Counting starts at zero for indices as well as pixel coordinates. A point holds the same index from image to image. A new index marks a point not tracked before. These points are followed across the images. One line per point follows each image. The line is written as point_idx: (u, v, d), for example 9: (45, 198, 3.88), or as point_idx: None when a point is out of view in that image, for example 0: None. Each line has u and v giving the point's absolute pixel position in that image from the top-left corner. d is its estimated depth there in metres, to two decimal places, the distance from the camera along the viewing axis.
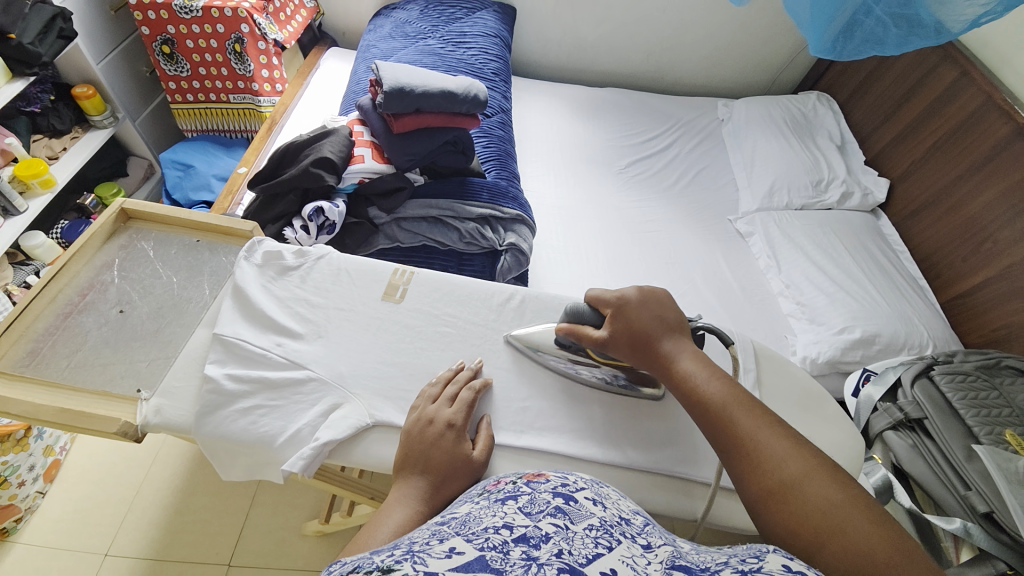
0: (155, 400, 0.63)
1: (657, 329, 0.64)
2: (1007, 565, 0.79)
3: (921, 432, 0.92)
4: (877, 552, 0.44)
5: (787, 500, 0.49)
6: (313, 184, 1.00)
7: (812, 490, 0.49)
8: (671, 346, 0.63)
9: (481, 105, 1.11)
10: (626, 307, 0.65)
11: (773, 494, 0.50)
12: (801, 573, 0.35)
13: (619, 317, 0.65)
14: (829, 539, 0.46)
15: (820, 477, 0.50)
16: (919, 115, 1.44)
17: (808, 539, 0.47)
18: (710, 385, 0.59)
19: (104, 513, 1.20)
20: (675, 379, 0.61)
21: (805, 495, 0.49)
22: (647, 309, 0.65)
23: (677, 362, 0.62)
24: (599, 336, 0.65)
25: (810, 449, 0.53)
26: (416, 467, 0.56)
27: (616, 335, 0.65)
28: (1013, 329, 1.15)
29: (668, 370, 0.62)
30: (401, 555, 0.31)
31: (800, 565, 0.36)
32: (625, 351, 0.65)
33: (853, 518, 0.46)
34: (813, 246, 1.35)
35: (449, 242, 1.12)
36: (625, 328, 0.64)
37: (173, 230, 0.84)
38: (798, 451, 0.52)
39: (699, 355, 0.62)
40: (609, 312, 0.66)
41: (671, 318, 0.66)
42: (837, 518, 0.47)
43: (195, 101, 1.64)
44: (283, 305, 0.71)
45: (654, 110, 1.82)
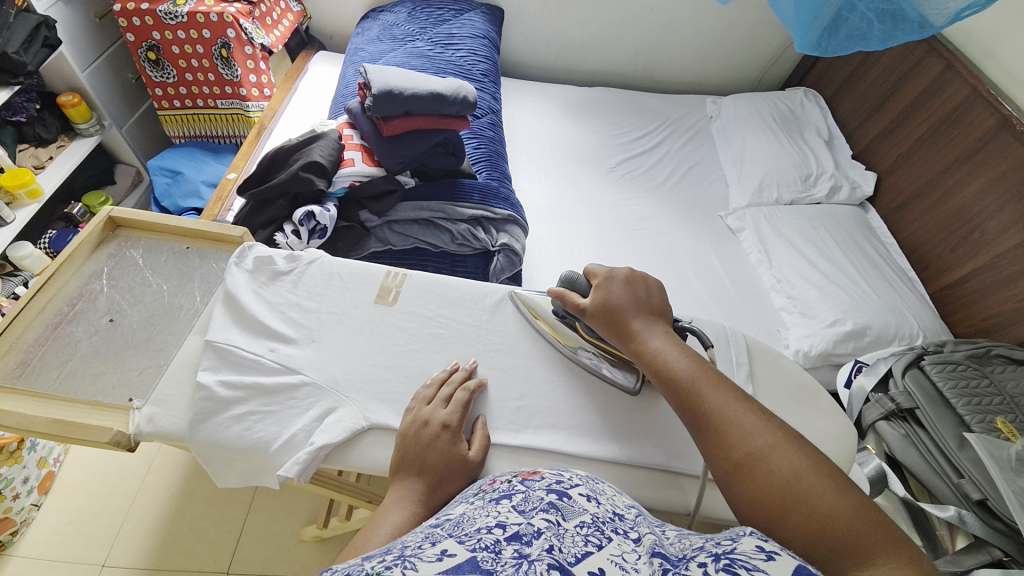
0: (147, 409, 0.62)
1: (635, 306, 0.67)
2: (1003, 552, 0.80)
3: (913, 422, 0.93)
4: (841, 521, 0.45)
5: (753, 473, 0.50)
6: (303, 188, 1.00)
7: (776, 462, 0.49)
8: (646, 324, 0.65)
9: (471, 106, 1.11)
10: (612, 280, 0.68)
11: (740, 467, 0.51)
12: (773, 552, 0.35)
13: (605, 289, 0.68)
14: (795, 510, 0.46)
15: (785, 449, 0.50)
16: (905, 109, 1.45)
17: (774, 511, 0.47)
18: (679, 361, 0.60)
19: (100, 524, 1.18)
20: (645, 354, 0.62)
21: (772, 468, 0.49)
22: (631, 288, 0.68)
23: (650, 339, 0.63)
24: (582, 304, 0.68)
25: (774, 421, 0.53)
26: (413, 469, 0.56)
27: (597, 305, 0.67)
28: (1001, 318, 1.17)
29: (640, 345, 0.63)
30: (392, 560, 0.31)
31: (774, 546, 0.36)
32: (601, 323, 0.67)
33: (816, 487, 0.47)
34: (803, 240, 1.36)
35: (441, 244, 1.12)
36: (605, 301, 0.67)
37: (163, 237, 0.83)
38: (764, 424, 0.53)
39: (671, 335, 0.64)
40: (596, 282, 0.69)
41: (653, 300, 0.68)
42: (801, 489, 0.47)
43: (182, 107, 1.63)
44: (275, 310, 0.70)
45: (644, 108, 1.83)
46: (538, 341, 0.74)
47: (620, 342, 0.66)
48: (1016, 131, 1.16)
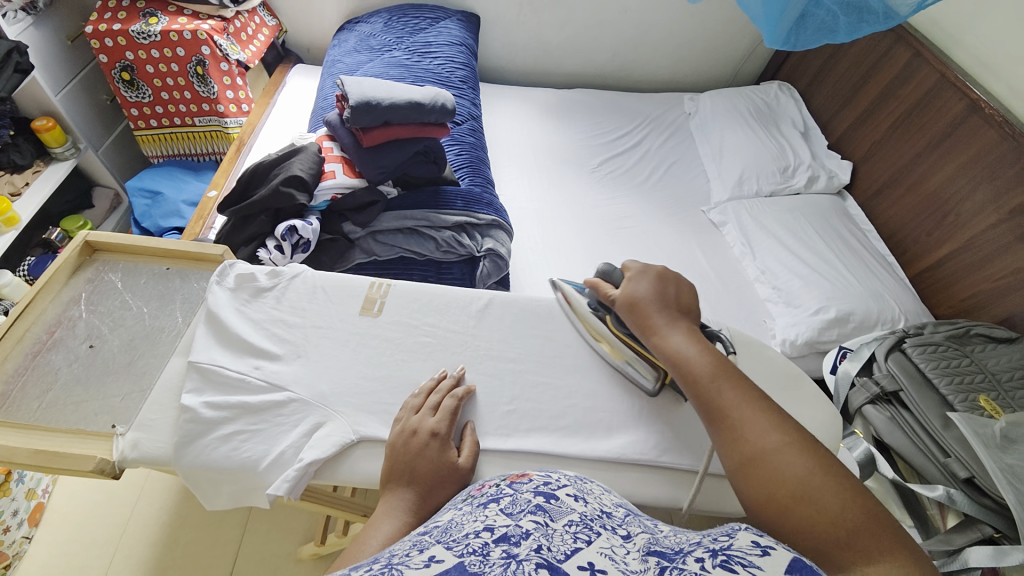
0: (132, 434, 0.61)
1: (663, 302, 0.68)
2: (993, 528, 0.80)
3: (898, 404, 0.95)
4: (845, 523, 0.45)
5: (761, 470, 0.51)
6: (285, 204, 1.00)
7: (786, 461, 0.50)
8: (672, 319, 0.67)
9: (450, 114, 1.11)
10: (645, 273, 0.71)
11: (750, 462, 0.52)
12: (768, 547, 0.34)
13: (635, 282, 0.71)
14: (799, 505, 0.47)
15: (798, 450, 0.51)
16: (876, 97, 1.49)
17: (780, 507, 0.48)
18: (700, 357, 0.62)
19: (91, 553, 1.16)
20: (667, 349, 0.64)
21: (778, 466, 0.50)
22: (662, 283, 0.70)
23: (674, 334, 0.65)
24: (613, 295, 0.71)
25: (788, 422, 0.54)
26: (403, 479, 0.56)
27: (627, 296, 0.70)
28: (980, 297, 1.20)
29: (661, 339, 0.65)
30: (380, 568, 0.31)
31: (769, 540, 0.35)
32: (628, 315, 0.69)
33: (824, 488, 0.47)
34: (783, 231, 1.38)
35: (426, 252, 1.12)
36: (634, 293, 0.69)
37: (142, 259, 0.82)
38: (778, 425, 0.54)
39: (694, 332, 0.65)
40: (630, 274, 0.72)
41: (682, 299, 0.70)
42: (809, 487, 0.48)
43: (159, 126, 1.61)
44: (259, 327, 0.70)
45: (623, 108, 1.85)
46: (526, 345, 0.74)
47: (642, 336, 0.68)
48: (986, 114, 1.19)
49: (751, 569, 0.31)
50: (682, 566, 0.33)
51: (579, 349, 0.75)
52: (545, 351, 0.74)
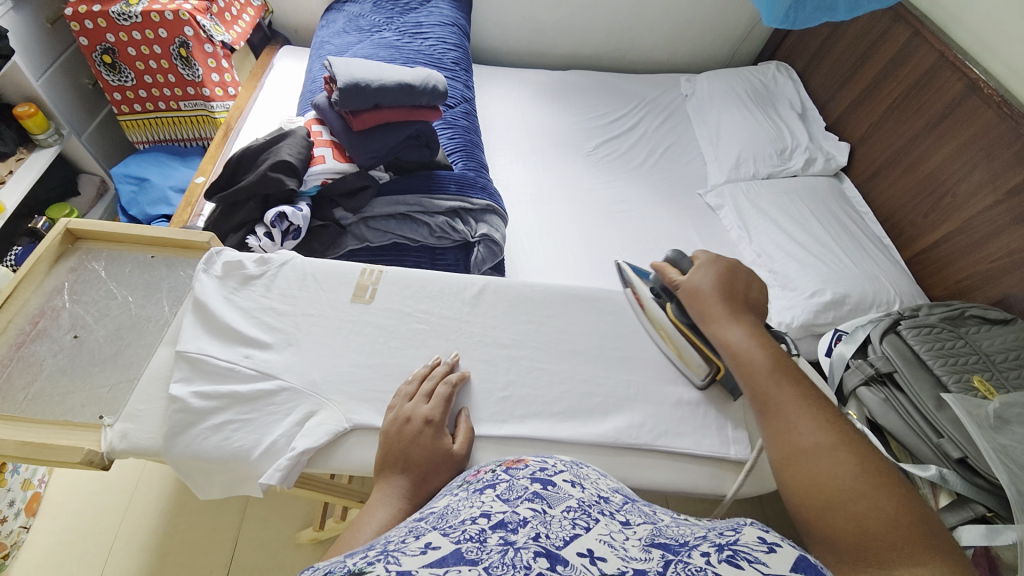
0: (121, 425, 0.60)
1: (729, 294, 0.67)
2: (985, 507, 0.80)
3: (892, 385, 0.94)
4: (888, 529, 0.44)
5: (804, 464, 0.51)
6: (274, 189, 0.97)
7: (834, 462, 0.50)
8: (736, 311, 0.66)
9: (441, 95, 1.08)
10: (717, 263, 0.70)
11: (795, 456, 0.52)
12: (774, 544, 0.32)
13: (703, 271, 0.70)
14: (838, 502, 0.48)
15: (846, 453, 0.51)
16: (875, 77, 1.47)
17: (822, 502, 0.48)
18: (759, 350, 0.61)
19: (89, 541, 1.16)
20: (726, 338, 0.63)
21: (823, 463, 0.51)
22: (731, 275, 0.69)
23: (736, 325, 0.64)
24: (678, 280, 0.71)
25: (843, 426, 0.54)
26: (397, 466, 0.55)
27: (692, 283, 0.69)
28: (975, 279, 1.19)
29: (721, 327, 0.64)
30: (374, 556, 0.31)
31: (777, 536, 0.33)
32: (689, 302, 0.69)
33: (870, 493, 0.47)
34: (779, 213, 1.37)
35: (419, 237, 1.10)
36: (699, 283, 0.68)
37: (126, 247, 0.80)
38: (829, 427, 0.54)
39: (757, 326, 0.64)
40: (699, 262, 0.71)
41: (750, 295, 0.69)
42: (855, 489, 0.48)
43: (143, 111, 1.56)
44: (249, 316, 0.69)
45: (619, 90, 1.81)
46: (520, 331, 0.73)
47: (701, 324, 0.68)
48: (984, 94, 1.18)
49: (757, 566, 0.30)
50: (687, 560, 0.31)
51: (575, 334, 0.75)
52: (538, 336, 0.73)
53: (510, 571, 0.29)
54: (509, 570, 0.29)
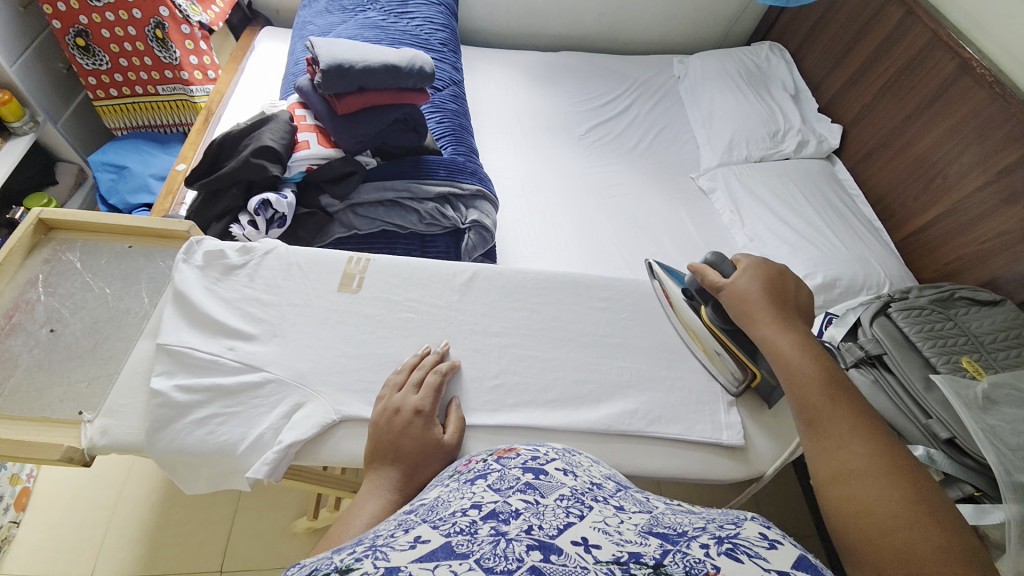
0: (101, 421, 0.59)
1: (777, 299, 0.65)
2: (973, 487, 0.81)
3: (881, 367, 0.95)
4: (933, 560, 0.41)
5: (849, 485, 0.49)
6: (257, 176, 0.94)
7: (881, 486, 0.48)
8: (785, 317, 0.64)
9: (428, 77, 1.05)
10: (762, 267, 0.68)
11: (841, 475, 0.50)
12: (776, 540, 0.31)
13: (749, 274, 0.67)
14: (887, 530, 0.44)
15: (897, 481, 0.48)
16: (868, 57, 1.45)
17: (863, 525, 0.46)
18: (809, 360, 0.59)
19: (81, 535, 1.15)
20: (776, 345, 0.61)
21: (874, 486, 0.48)
22: (777, 280, 0.67)
23: (785, 332, 0.62)
24: (721, 283, 0.68)
25: (898, 455, 0.50)
26: (387, 458, 0.55)
27: (738, 287, 0.67)
28: (963, 261, 1.20)
29: (770, 333, 0.62)
30: (362, 551, 0.30)
31: (778, 532, 0.33)
32: (732, 306, 0.67)
33: (915, 522, 0.44)
34: (772, 197, 1.37)
35: (409, 224, 1.08)
36: (745, 287, 0.66)
37: (102, 237, 0.77)
38: (881, 452, 0.51)
39: (808, 334, 0.62)
40: (743, 265, 0.68)
41: (797, 301, 0.67)
42: (899, 515, 0.45)
43: (120, 96, 1.49)
44: (231, 307, 0.67)
45: (610, 72, 1.78)
46: (511, 319, 0.72)
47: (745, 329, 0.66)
48: (976, 74, 1.16)
49: (757, 561, 0.29)
50: (685, 551, 0.30)
51: (567, 321, 0.74)
52: (530, 324, 0.72)
53: (502, 563, 0.28)
54: (501, 562, 0.28)
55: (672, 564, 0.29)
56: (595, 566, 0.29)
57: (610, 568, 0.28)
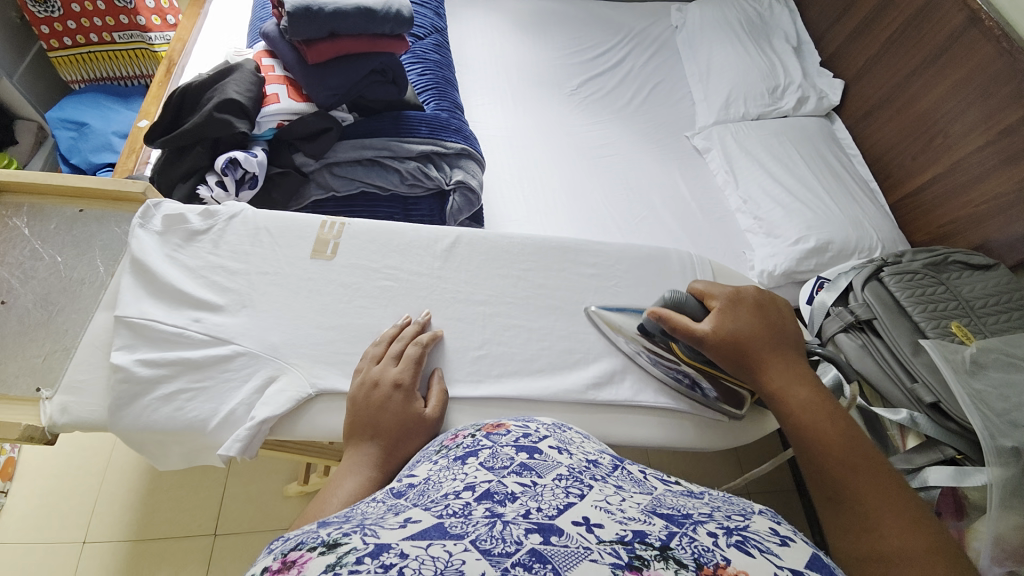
0: (60, 398, 0.56)
1: (770, 341, 0.60)
2: (954, 450, 0.82)
3: (870, 332, 0.94)
4: None
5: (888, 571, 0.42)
6: (223, 133, 0.87)
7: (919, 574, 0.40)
8: (783, 361, 0.59)
9: (407, 23, 0.96)
10: (737, 304, 0.62)
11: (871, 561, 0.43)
12: (788, 537, 0.30)
13: (731, 314, 0.62)
14: None
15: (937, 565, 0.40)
16: (877, 5, 1.36)
17: None
18: (825, 421, 0.54)
19: (69, 505, 1.12)
20: (786, 401, 0.56)
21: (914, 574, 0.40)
22: (760, 313, 0.62)
23: (793, 382, 0.58)
24: (698, 329, 0.60)
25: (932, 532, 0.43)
26: (366, 433, 0.53)
27: (720, 332, 0.60)
28: (957, 224, 1.18)
29: (778, 385, 0.58)
30: (350, 528, 0.28)
31: (788, 528, 0.32)
32: (722, 354, 0.60)
33: None
34: (768, 156, 1.31)
35: (390, 186, 1.01)
36: (733, 326, 0.60)
37: (50, 201, 0.71)
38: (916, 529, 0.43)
39: (818, 382, 0.58)
40: (716, 305, 0.62)
41: (788, 329, 0.63)
42: None
43: (74, 45, 1.36)
44: (195, 275, 0.62)
45: (604, 20, 1.66)
46: (496, 287, 0.69)
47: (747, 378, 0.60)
48: (984, 27, 1.10)
49: (770, 556, 0.28)
50: (692, 536, 0.29)
51: (555, 289, 0.71)
52: (517, 292, 0.69)
53: (500, 546, 0.26)
54: (499, 544, 0.26)
55: (680, 548, 0.27)
56: (598, 546, 0.27)
57: (614, 549, 0.27)
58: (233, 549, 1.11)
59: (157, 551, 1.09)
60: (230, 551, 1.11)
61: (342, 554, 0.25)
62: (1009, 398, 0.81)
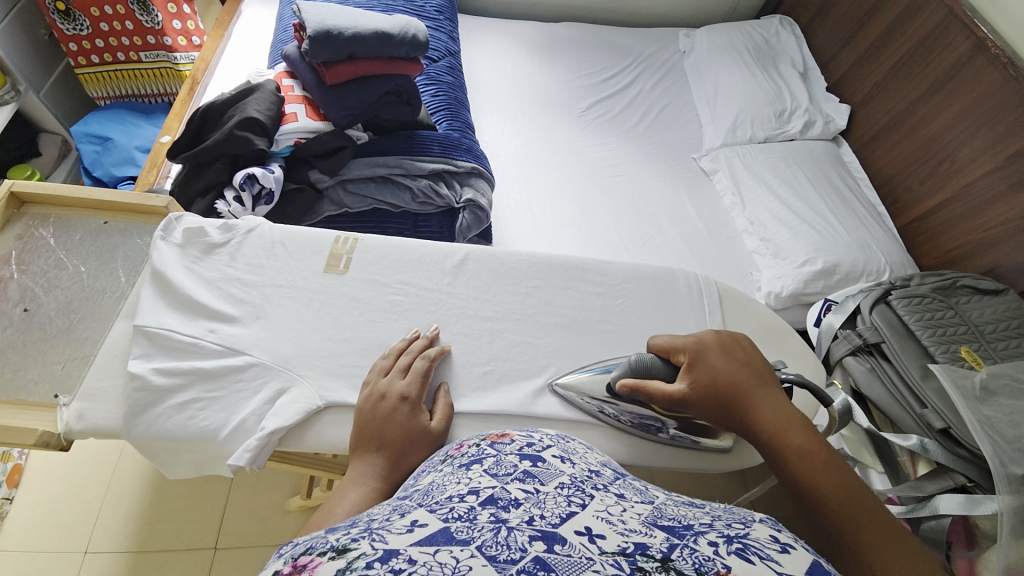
0: (77, 404, 0.57)
1: (750, 384, 0.59)
2: (966, 478, 0.79)
3: (879, 355, 0.93)
4: None
5: None
6: (243, 149, 0.90)
7: None
8: (768, 403, 0.58)
9: (422, 47, 0.99)
10: (704, 352, 0.61)
11: None
12: (789, 545, 0.30)
13: (700, 364, 0.60)
14: None
15: None
16: (881, 34, 1.39)
17: None
18: (822, 466, 0.52)
19: (74, 513, 1.13)
20: (781, 448, 0.54)
21: None
22: (729, 358, 0.61)
23: (783, 423, 0.56)
24: (674, 391, 0.58)
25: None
26: (372, 444, 0.53)
27: (696, 388, 0.58)
28: (967, 248, 1.18)
29: (770, 425, 0.56)
30: (358, 533, 0.28)
31: (790, 536, 0.32)
32: (702, 409, 0.58)
33: None
34: (775, 179, 1.33)
35: (401, 203, 1.04)
36: (705, 377, 0.59)
37: (76, 213, 0.74)
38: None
39: (808, 424, 0.57)
40: (684, 360, 0.60)
41: (759, 366, 0.62)
42: None
43: (102, 63, 1.42)
44: (212, 286, 0.64)
45: (613, 45, 1.71)
46: (504, 303, 0.70)
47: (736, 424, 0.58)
48: (991, 54, 1.12)
49: (770, 564, 0.28)
50: (693, 547, 0.29)
51: (562, 307, 0.72)
52: (525, 309, 0.70)
53: (505, 552, 0.27)
54: (504, 551, 0.27)
55: (681, 559, 0.28)
56: (600, 556, 0.27)
57: (617, 560, 0.27)
58: (234, 565, 1.10)
59: (159, 562, 1.09)
60: (231, 566, 1.10)
61: (352, 559, 0.25)
62: (1020, 425, 0.80)
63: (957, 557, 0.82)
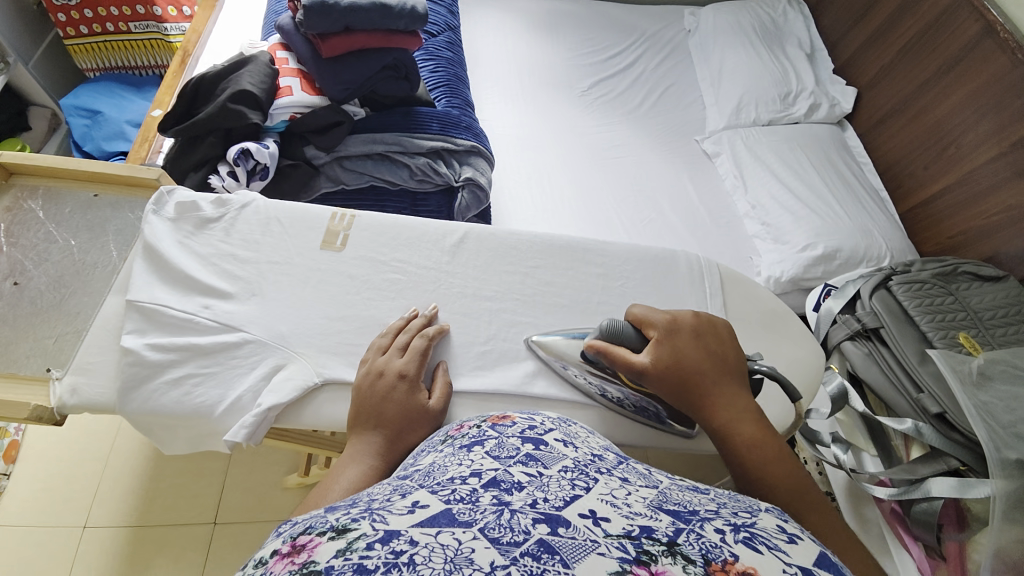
0: (70, 379, 0.57)
1: (712, 373, 0.58)
2: (959, 461, 0.80)
3: (877, 340, 0.93)
4: None
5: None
6: (235, 123, 0.87)
7: None
8: (727, 395, 0.57)
9: (421, 19, 0.95)
10: (675, 331, 0.60)
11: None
12: (795, 535, 0.30)
13: (669, 342, 0.59)
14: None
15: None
16: (890, 15, 1.36)
17: None
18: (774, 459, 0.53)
19: (72, 489, 1.13)
20: (732, 440, 0.54)
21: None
22: (698, 343, 0.60)
23: (737, 415, 0.56)
24: (638, 362, 0.58)
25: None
26: (370, 423, 0.53)
27: (659, 365, 0.58)
28: (969, 235, 1.17)
29: (726, 417, 0.56)
30: (358, 513, 0.28)
31: (795, 526, 0.32)
32: (661, 384, 0.58)
33: None
34: (777, 161, 1.31)
35: (399, 181, 1.02)
36: (672, 354, 0.58)
37: (65, 185, 0.72)
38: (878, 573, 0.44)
39: (762, 416, 0.56)
40: (654, 335, 0.60)
41: (728, 356, 0.60)
42: None
43: (90, 33, 1.38)
44: (206, 262, 0.63)
45: (617, 22, 1.66)
46: (503, 283, 0.69)
47: (694, 412, 0.58)
48: (1000, 39, 1.09)
49: (778, 553, 0.28)
50: (700, 533, 0.29)
51: (563, 288, 0.71)
52: (524, 291, 0.69)
53: (509, 535, 0.26)
54: (507, 533, 0.27)
55: (687, 544, 0.28)
56: (605, 539, 0.27)
57: (622, 543, 0.27)
58: (232, 540, 1.12)
59: (158, 537, 1.10)
60: (229, 542, 1.11)
61: (352, 539, 0.25)
62: (1016, 411, 0.81)
63: (947, 540, 0.82)
